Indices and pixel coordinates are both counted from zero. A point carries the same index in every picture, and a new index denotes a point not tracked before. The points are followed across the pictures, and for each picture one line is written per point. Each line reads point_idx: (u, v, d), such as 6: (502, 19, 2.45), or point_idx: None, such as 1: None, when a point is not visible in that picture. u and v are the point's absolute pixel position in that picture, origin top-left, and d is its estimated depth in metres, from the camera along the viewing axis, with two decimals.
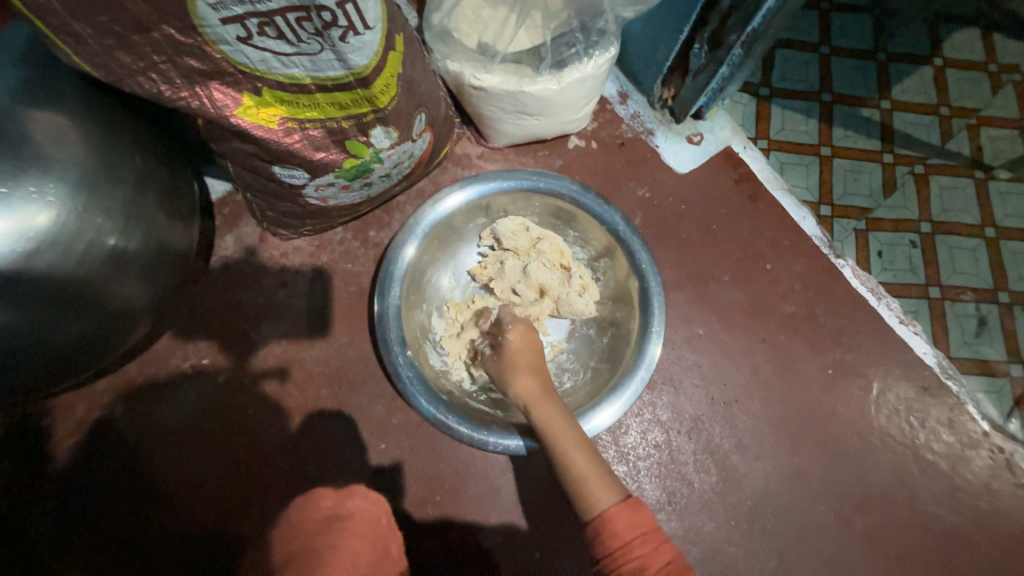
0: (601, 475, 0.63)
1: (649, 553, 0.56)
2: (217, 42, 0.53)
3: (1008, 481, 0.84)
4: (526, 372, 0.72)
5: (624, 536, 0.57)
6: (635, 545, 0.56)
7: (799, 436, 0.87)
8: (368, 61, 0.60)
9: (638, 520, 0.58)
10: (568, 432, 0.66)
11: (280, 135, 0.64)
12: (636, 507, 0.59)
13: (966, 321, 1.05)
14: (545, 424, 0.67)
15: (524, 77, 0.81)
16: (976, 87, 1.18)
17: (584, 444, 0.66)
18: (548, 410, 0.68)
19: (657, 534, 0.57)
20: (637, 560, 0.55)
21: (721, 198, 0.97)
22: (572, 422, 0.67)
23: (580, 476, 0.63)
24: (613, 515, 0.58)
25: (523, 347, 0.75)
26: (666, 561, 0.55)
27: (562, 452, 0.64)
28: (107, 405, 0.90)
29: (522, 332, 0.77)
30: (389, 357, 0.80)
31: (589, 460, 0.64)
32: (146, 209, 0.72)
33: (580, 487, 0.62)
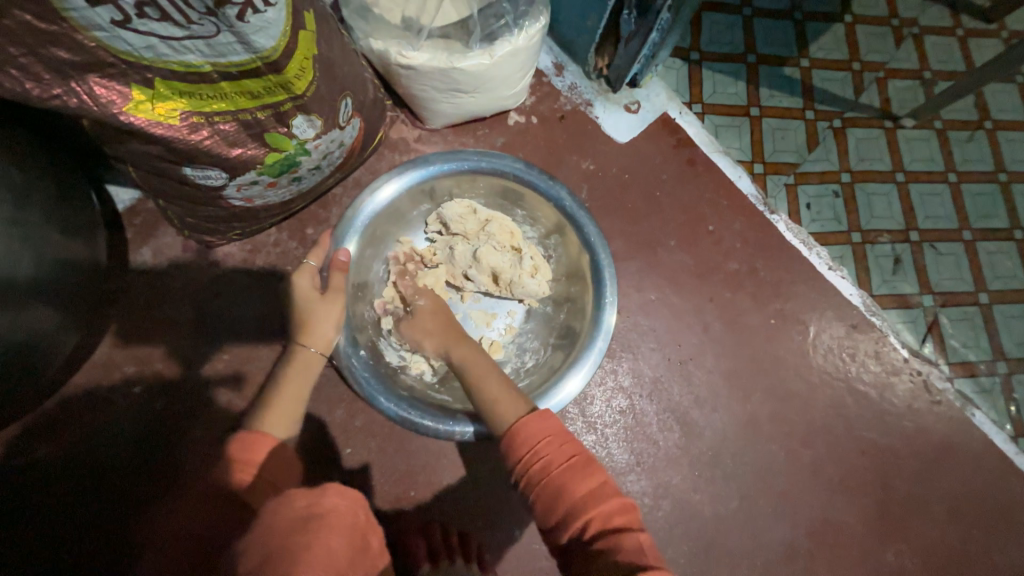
0: (512, 394, 0.66)
1: (552, 452, 0.56)
2: (88, 28, 0.46)
3: (926, 400, 0.95)
4: (439, 326, 0.77)
5: (530, 439, 0.57)
6: (540, 449, 0.57)
7: (750, 384, 0.92)
8: (276, 42, 0.54)
9: (544, 425, 0.58)
10: (484, 365, 0.71)
11: (185, 132, 0.58)
12: (544, 413, 0.59)
13: (884, 260, 1.15)
14: (462, 362, 0.72)
15: (455, 54, 0.77)
16: (882, 42, 1.26)
17: (500, 374, 0.70)
18: (463, 348, 0.73)
19: (563, 433, 0.58)
20: (542, 459, 0.56)
21: (661, 165, 0.99)
22: (487, 357, 0.72)
23: (494, 398, 0.66)
24: (522, 422, 0.59)
25: (436, 310, 0.80)
26: (570, 455, 0.56)
27: (477, 380, 0.69)
28: (26, 449, 0.81)
29: (432, 301, 0.81)
30: (342, 357, 0.77)
31: (501, 385, 0.67)
32: (34, 226, 0.64)
33: (494, 405, 0.65)
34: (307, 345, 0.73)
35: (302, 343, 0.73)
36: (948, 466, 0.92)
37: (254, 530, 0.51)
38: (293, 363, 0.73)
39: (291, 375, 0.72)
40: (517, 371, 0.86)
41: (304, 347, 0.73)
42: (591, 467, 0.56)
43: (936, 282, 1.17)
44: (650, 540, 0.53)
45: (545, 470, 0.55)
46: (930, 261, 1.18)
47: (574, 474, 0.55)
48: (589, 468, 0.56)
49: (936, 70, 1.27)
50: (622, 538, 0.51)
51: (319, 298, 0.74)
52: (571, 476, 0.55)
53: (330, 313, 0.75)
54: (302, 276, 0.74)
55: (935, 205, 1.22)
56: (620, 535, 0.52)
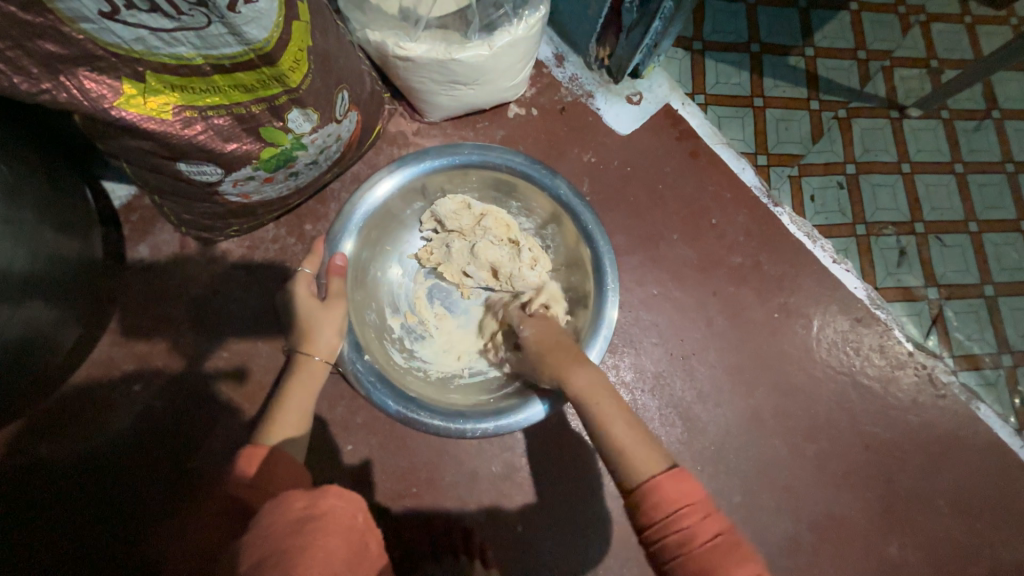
0: (644, 440, 0.57)
1: (694, 525, 0.50)
2: (76, 20, 0.45)
3: (931, 393, 0.94)
4: (552, 350, 0.68)
5: (666, 506, 0.52)
6: (679, 517, 0.51)
7: (753, 379, 0.92)
8: (269, 33, 0.53)
9: (682, 492, 0.52)
10: (611, 400, 0.61)
11: (178, 127, 0.56)
12: (683, 477, 0.53)
13: (889, 253, 1.13)
14: (582, 394, 0.62)
15: (453, 44, 0.76)
16: (888, 30, 1.24)
17: (629, 415, 0.60)
18: (584, 378, 0.63)
19: (705, 505, 0.52)
20: (681, 532, 0.50)
21: (663, 157, 0.97)
22: (610, 387, 0.62)
23: (622, 445, 0.57)
24: (659, 484, 0.53)
25: (550, 336, 0.72)
26: (715, 532, 0.50)
27: (603, 420, 0.59)
28: (27, 448, 0.81)
29: (540, 325, 0.74)
30: (346, 364, 0.77)
31: (632, 429, 0.58)
32: (27, 224, 0.63)
33: (623, 455, 0.56)
34: (312, 354, 0.72)
35: (306, 352, 0.72)
36: (953, 460, 0.92)
37: (253, 529, 0.52)
38: (299, 371, 0.72)
39: (297, 382, 0.71)
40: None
41: (308, 356, 0.72)
42: (739, 551, 0.49)
43: (942, 275, 1.16)
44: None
45: (684, 545, 0.50)
46: (936, 253, 1.17)
47: (720, 556, 0.49)
48: (738, 550, 0.49)
49: (944, 59, 1.25)
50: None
51: (319, 306, 0.74)
52: (717, 558, 0.49)
53: (331, 322, 0.73)
54: (299, 285, 0.74)
55: (942, 196, 1.20)
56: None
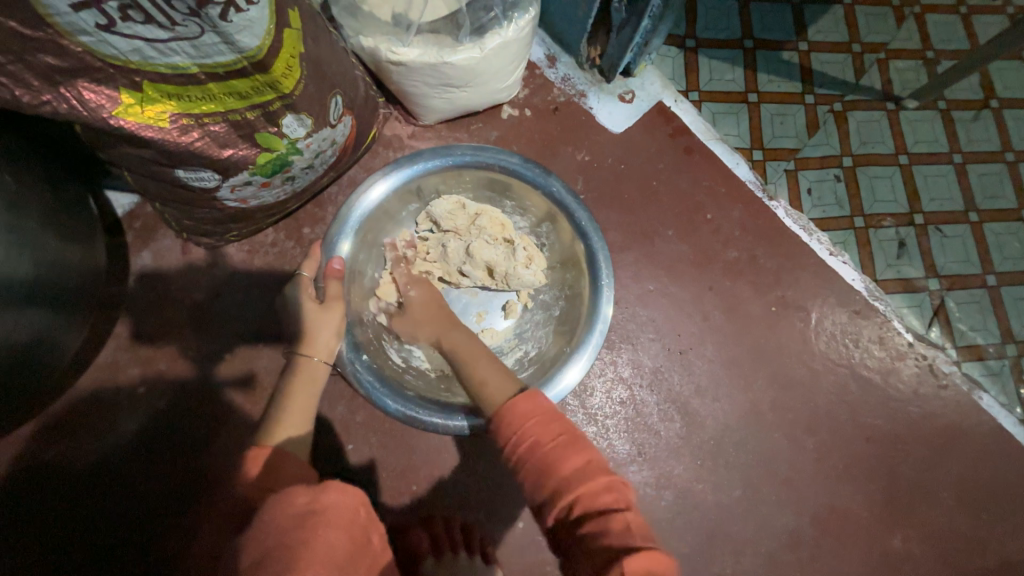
0: (502, 376, 0.66)
1: (539, 432, 0.55)
2: (75, 34, 0.46)
3: (932, 384, 0.93)
4: (432, 317, 0.78)
5: (516, 420, 0.56)
6: (528, 427, 0.55)
7: (752, 372, 0.92)
8: (261, 41, 0.54)
9: (531, 405, 0.57)
10: (478, 353, 0.70)
11: (175, 134, 0.58)
12: (533, 393, 0.57)
13: (888, 245, 1.13)
14: (454, 348, 0.72)
15: (445, 48, 0.77)
16: (883, 23, 1.24)
17: (492, 359, 0.69)
18: (457, 338, 0.73)
19: (550, 413, 0.56)
20: (529, 439, 0.54)
21: (657, 154, 0.98)
22: (481, 346, 0.72)
23: (482, 380, 0.66)
24: (510, 405, 0.57)
25: (429, 302, 0.81)
26: (558, 433, 0.54)
27: (466, 363, 0.69)
28: (36, 452, 0.83)
29: (424, 288, 0.83)
30: (346, 364, 0.78)
31: (494, 368, 0.67)
32: (31, 232, 0.65)
33: (481, 388, 0.65)
34: (312, 354, 0.73)
35: (306, 354, 0.73)
36: (956, 451, 0.91)
37: (257, 524, 0.53)
38: (298, 373, 0.73)
39: (298, 385, 0.72)
40: (520, 361, 0.86)
41: (309, 357, 0.73)
42: (577, 445, 0.54)
43: (942, 265, 1.15)
44: (639, 517, 0.51)
45: (533, 449, 0.54)
46: (935, 244, 1.16)
47: (561, 452, 0.53)
48: (577, 444, 0.54)
49: (939, 49, 1.25)
50: (609, 518, 0.49)
51: (319, 309, 0.75)
52: (559, 455, 0.53)
53: (332, 322, 0.75)
54: (299, 288, 0.75)
55: (940, 187, 1.19)
56: (609, 515, 0.50)
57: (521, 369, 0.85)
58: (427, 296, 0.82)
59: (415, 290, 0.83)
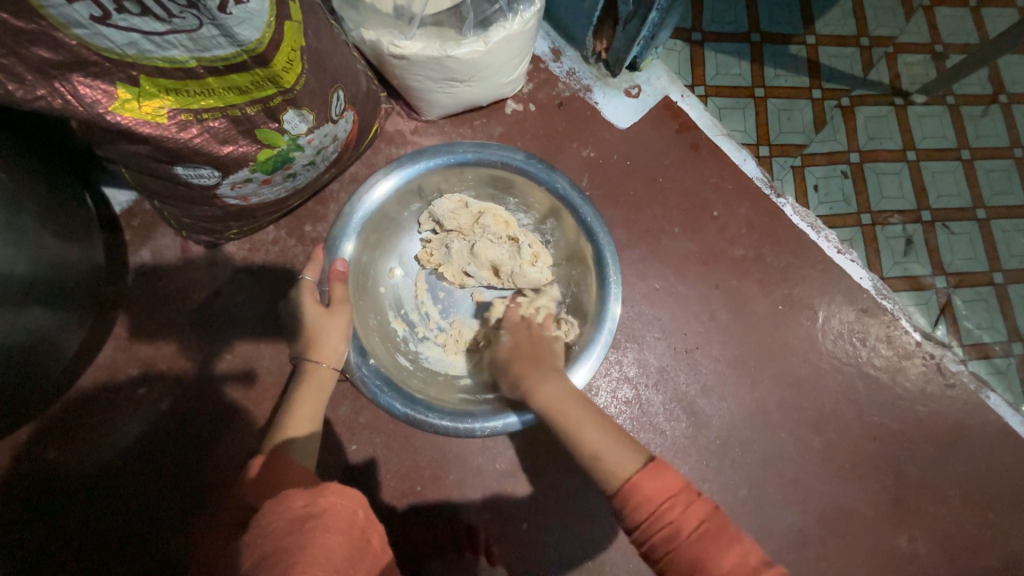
0: (617, 442, 0.63)
1: (679, 518, 0.53)
2: (69, 26, 0.45)
3: (939, 383, 0.93)
4: (522, 364, 0.74)
5: (650, 504, 0.55)
6: (665, 513, 0.54)
7: (758, 371, 0.91)
8: (261, 34, 0.52)
9: (663, 486, 0.55)
10: (578, 408, 0.67)
11: (174, 130, 0.57)
12: (663, 473, 0.56)
13: (895, 242, 1.12)
14: (550, 404, 0.68)
15: (448, 42, 0.75)
16: (892, 16, 1.22)
17: (599, 420, 0.66)
18: (552, 390, 0.69)
19: (687, 495, 0.54)
20: (667, 526, 0.53)
21: (664, 150, 0.96)
22: (576, 395, 0.69)
23: (596, 447, 0.63)
24: (637, 483, 0.56)
25: (523, 344, 0.77)
26: (699, 521, 0.53)
27: (573, 429, 0.65)
28: (37, 453, 0.82)
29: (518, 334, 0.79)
30: (352, 369, 0.77)
31: (602, 433, 0.64)
32: (28, 231, 0.63)
33: (599, 460, 0.61)
34: (320, 361, 0.73)
35: (313, 360, 0.73)
36: (962, 451, 0.90)
37: (255, 527, 0.53)
38: (307, 381, 0.73)
39: (307, 390, 0.73)
40: None
41: (316, 364, 0.73)
42: (722, 538, 0.52)
43: (949, 263, 1.14)
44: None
45: (672, 536, 0.53)
46: (943, 241, 1.15)
47: (705, 544, 0.51)
48: (722, 535, 0.52)
49: (948, 43, 1.23)
50: None
51: (324, 313, 0.74)
52: (704, 547, 0.51)
53: (337, 327, 0.74)
54: (305, 293, 0.75)
55: (949, 183, 1.18)
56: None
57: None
58: (518, 337, 0.78)
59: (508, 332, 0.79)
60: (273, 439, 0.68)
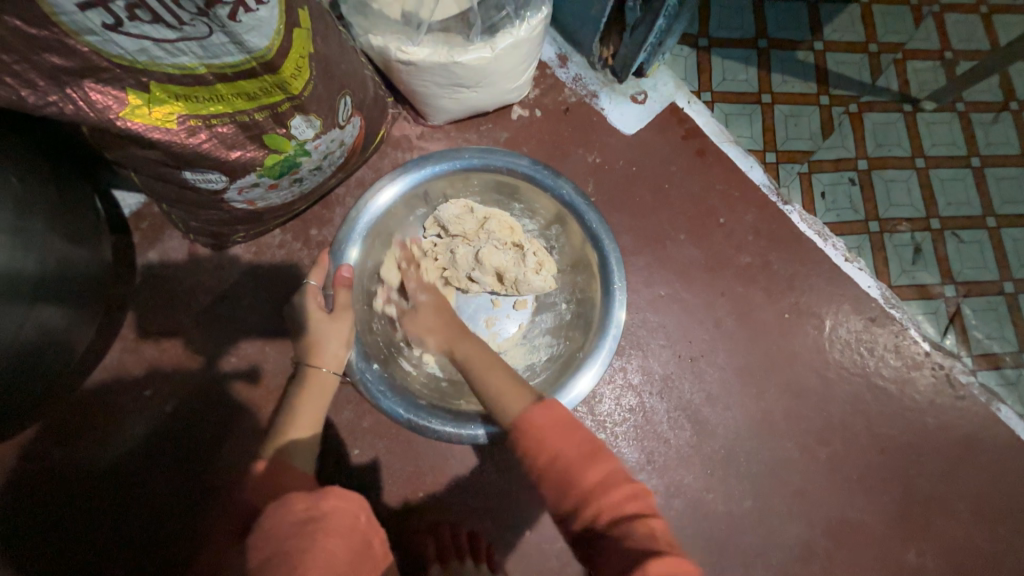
0: (519, 387, 0.64)
1: (560, 442, 0.55)
2: (81, 33, 0.45)
3: (948, 394, 0.91)
4: (439, 326, 0.75)
5: (536, 432, 0.56)
6: (548, 438, 0.56)
7: (763, 380, 0.90)
8: (270, 42, 0.53)
9: (550, 416, 0.58)
10: (488, 359, 0.69)
11: (183, 136, 0.57)
12: (551, 404, 0.59)
13: (903, 250, 1.11)
14: (467, 356, 0.69)
15: (455, 48, 0.75)
16: (901, 22, 1.21)
17: (507, 369, 0.67)
18: (469, 346, 0.71)
19: (570, 423, 0.57)
20: (550, 451, 0.55)
21: (670, 157, 0.96)
22: (491, 353, 0.70)
23: (500, 391, 0.64)
24: (529, 415, 0.58)
25: (441, 306, 0.78)
26: (580, 445, 0.55)
27: (480, 374, 0.67)
28: (42, 452, 0.83)
29: (434, 293, 0.80)
30: (356, 374, 0.77)
31: (508, 378, 0.65)
32: (37, 234, 0.64)
33: (499, 398, 0.63)
34: (319, 366, 0.72)
35: (313, 364, 0.73)
36: (973, 463, 0.89)
37: (257, 529, 0.53)
38: (308, 386, 0.73)
39: (308, 396, 0.72)
40: (532, 366, 0.85)
41: (316, 368, 0.72)
42: (599, 457, 0.55)
43: (958, 271, 1.13)
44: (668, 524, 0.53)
45: (553, 461, 0.55)
46: (952, 250, 1.14)
47: (582, 464, 0.54)
48: (599, 459, 0.55)
49: (958, 50, 1.22)
50: (633, 526, 0.51)
51: (326, 318, 0.74)
52: (583, 466, 0.54)
53: (338, 333, 0.74)
54: (309, 299, 0.74)
55: (958, 191, 1.17)
56: (633, 522, 0.51)
57: (535, 372, 0.84)
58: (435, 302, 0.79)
59: (426, 296, 0.80)
60: (274, 441, 0.68)
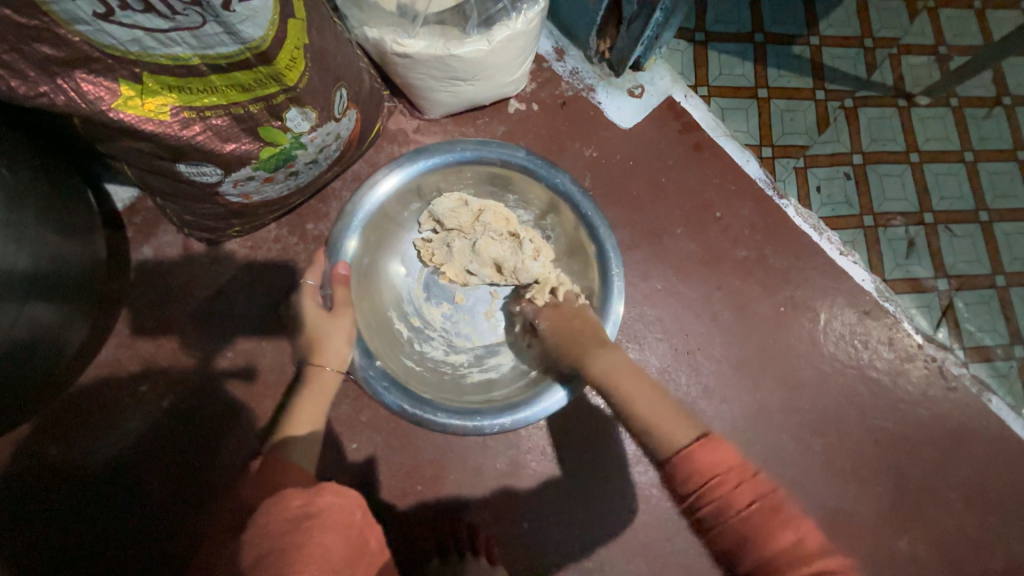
0: (672, 412, 0.59)
1: (730, 492, 0.50)
2: (72, 22, 0.45)
3: (941, 386, 0.92)
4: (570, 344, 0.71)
5: (699, 476, 0.52)
6: (714, 487, 0.51)
7: (760, 373, 0.91)
8: (264, 32, 0.52)
9: (716, 458, 0.52)
10: (634, 377, 0.63)
11: (176, 128, 0.56)
12: (715, 445, 0.53)
13: (897, 244, 1.11)
14: (607, 373, 0.65)
15: (451, 40, 0.75)
16: (896, 17, 1.22)
17: (655, 387, 0.62)
18: (605, 361, 0.66)
19: (743, 470, 0.51)
20: (716, 500, 0.50)
21: (666, 151, 0.96)
22: (631, 365, 0.65)
23: (650, 421, 0.59)
24: (691, 454, 0.53)
25: (569, 325, 0.73)
26: (751, 499, 0.49)
27: (630, 397, 0.61)
28: (37, 449, 0.82)
29: (562, 317, 0.75)
30: (357, 370, 0.76)
31: (660, 400, 0.60)
32: (29, 227, 0.63)
33: (656, 427, 0.58)
34: (324, 364, 0.72)
35: (316, 363, 0.73)
36: (964, 454, 0.90)
37: (251, 525, 0.53)
38: (312, 385, 0.73)
39: (310, 393, 0.72)
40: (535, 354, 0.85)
41: (320, 367, 0.72)
42: (779, 517, 0.48)
43: (951, 265, 1.14)
44: None
45: (723, 510, 0.50)
46: (945, 244, 1.15)
47: (759, 522, 0.49)
48: (779, 515, 0.49)
49: (952, 45, 1.22)
50: None
51: (327, 316, 0.74)
52: (759, 526, 0.48)
53: (342, 331, 0.74)
54: (305, 298, 0.75)
55: (951, 186, 1.18)
56: None
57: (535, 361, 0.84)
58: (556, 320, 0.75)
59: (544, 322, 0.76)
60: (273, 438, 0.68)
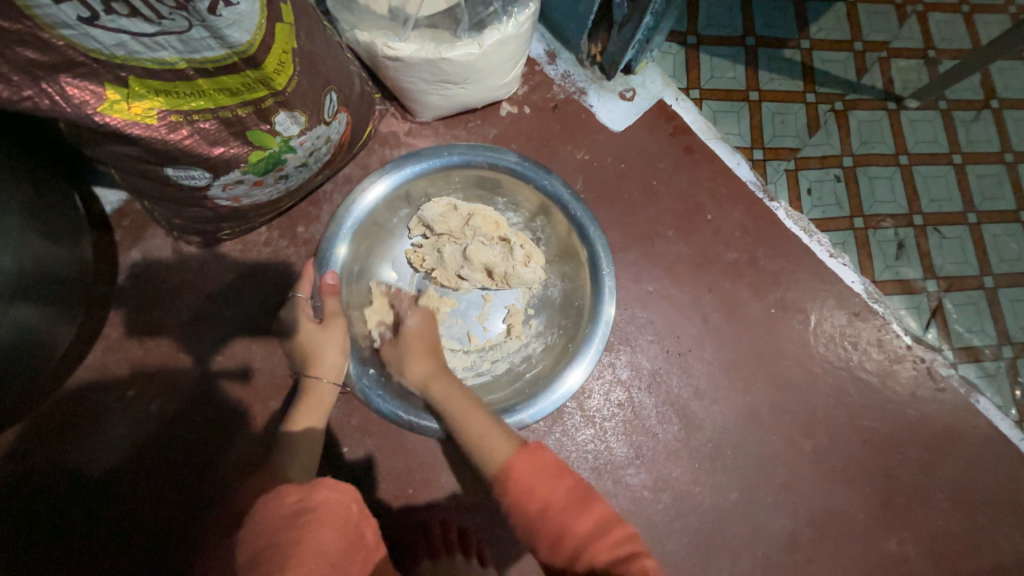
0: (498, 429, 0.67)
1: (551, 490, 0.58)
2: (56, 26, 0.44)
3: (929, 387, 0.93)
4: (424, 355, 0.77)
5: (525, 483, 0.59)
6: (540, 489, 0.58)
7: (750, 374, 0.91)
8: (252, 36, 0.52)
9: (535, 459, 0.61)
10: (464, 402, 0.71)
11: (164, 132, 0.56)
12: (534, 449, 0.62)
13: (887, 246, 1.12)
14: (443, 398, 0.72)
15: (442, 43, 0.75)
16: (885, 21, 1.23)
17: (479, 407, 0.71)
18: (443, 388, 0.73)
19: (557, 467, 0.60)
20: (541, 500, 0.58)
21: (657, 154, 0.96)
22: (467, 392, 0.73)
23: (480, 435, 0.66)
24: (512, 464, 0.61)
25: (423, 337, 0.79)
26: (565, 487, 0.58)
27: (458, 417, 0.70)
28: (24, 454, 0.81)
29: (422, 316, 0.81)
30: (353, 381, 0.78)
31: (484, 418, 0.68)
32: (13, 232, 0.63)
33: (479, 443, 0.66)
34: (319, 376, 0.73)
35: (312, 375, 0.73)
36: (952, 454, 0.91)
37: (248, 525, 0.53)
38: (308, 396, 0.73)
39: (306, 404, 0.73)
40: (529, 357, 0.85)
41: (316, 379, 0.73)
42: (589, 503, 0.58)
43: (940, 267, 1.15)
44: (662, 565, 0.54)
45: (542, 506, 0.57)
46: (934, 246, 1.16)
47: (574, 512, 0.57)
48: (586, 501, 0.58)
49: (940, 49, 1.24)
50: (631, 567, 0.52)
51: (318, 328, 0.74)
52: (575, 513, 0.56)
53: (334, 341, 0.74)
54: (297, 312, 0.75)
55: (940, 188, 1.19)
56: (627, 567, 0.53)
57: (530, 365, 0.85)
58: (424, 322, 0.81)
59: (413, 319, 0.81)
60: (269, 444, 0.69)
